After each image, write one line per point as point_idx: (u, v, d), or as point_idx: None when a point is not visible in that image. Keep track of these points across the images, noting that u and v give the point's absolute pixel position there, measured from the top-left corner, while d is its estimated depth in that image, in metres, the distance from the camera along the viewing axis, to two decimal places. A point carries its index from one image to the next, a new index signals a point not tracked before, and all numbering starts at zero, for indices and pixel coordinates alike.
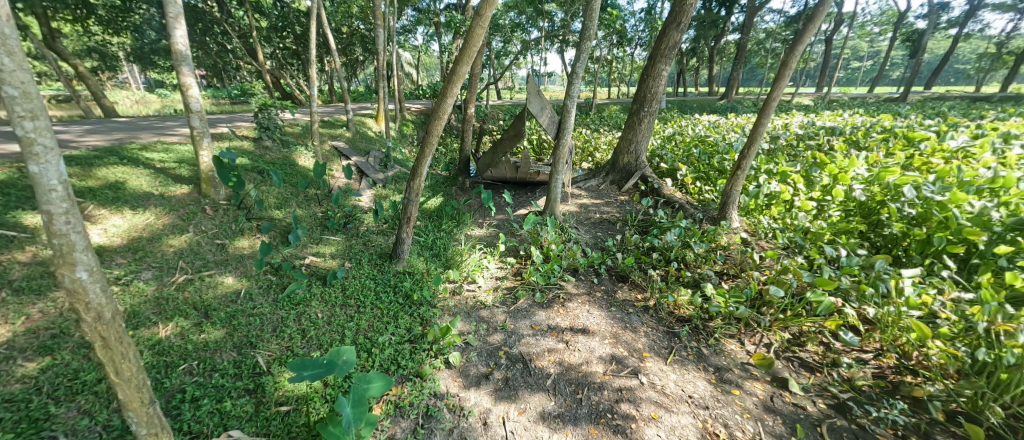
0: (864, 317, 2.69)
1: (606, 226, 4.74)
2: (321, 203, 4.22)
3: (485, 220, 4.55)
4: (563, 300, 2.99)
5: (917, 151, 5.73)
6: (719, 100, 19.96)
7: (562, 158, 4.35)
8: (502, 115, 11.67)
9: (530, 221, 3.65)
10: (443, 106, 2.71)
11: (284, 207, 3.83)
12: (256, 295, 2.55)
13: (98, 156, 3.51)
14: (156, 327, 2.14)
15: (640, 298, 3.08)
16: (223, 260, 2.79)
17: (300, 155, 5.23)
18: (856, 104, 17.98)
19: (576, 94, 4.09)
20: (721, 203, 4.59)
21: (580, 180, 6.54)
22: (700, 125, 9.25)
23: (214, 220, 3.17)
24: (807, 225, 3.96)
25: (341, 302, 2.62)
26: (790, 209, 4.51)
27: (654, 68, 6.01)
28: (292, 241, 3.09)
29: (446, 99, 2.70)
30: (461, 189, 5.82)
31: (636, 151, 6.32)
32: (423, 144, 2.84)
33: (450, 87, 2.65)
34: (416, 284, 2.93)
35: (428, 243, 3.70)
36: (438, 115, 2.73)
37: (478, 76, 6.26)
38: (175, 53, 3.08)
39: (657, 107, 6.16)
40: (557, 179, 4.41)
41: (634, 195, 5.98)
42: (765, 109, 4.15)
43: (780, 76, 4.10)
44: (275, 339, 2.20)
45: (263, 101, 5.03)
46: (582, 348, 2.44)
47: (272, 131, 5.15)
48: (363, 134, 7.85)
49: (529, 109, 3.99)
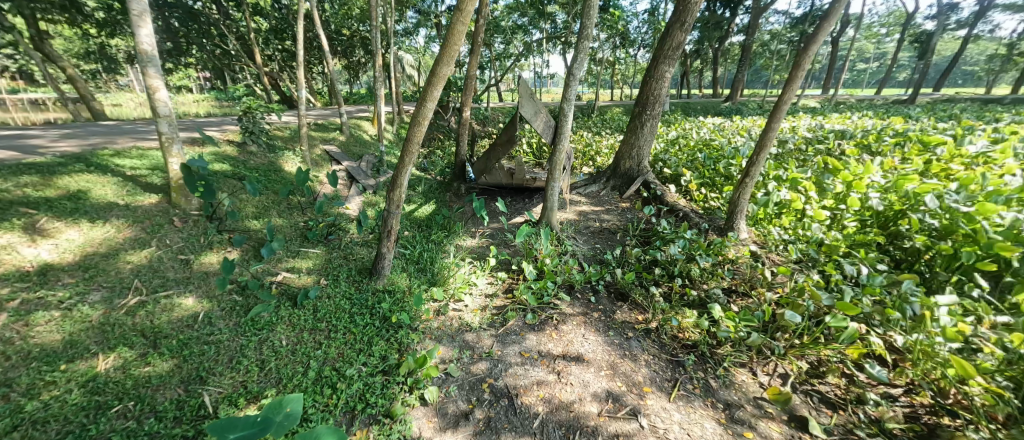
0: (891, 345, 2.42)
1: (606, 236, 4.49)
2: (304, 212, 4.00)
3: (478, 229, 4.31)
4: (556, 322, 2.73)
5: (934, 156, 5.44)
6: (723, 102, 19.68)
7: (559, 165, 4.11)
8: (503, 118, 11.45)
9: (523, 233, 3.39)
10: (424, 110, 2.45)
11: (263, 217, 3.61)
12: (216, 319, 2.32)
13: (63, 163, 3.30)
14: (95, 359, 1.92)
15: (641, 319, 2.82)
16: (185, 278, 2.56)
17: (287, 160, 5.02)
18: (863, 106, 17.66)
19: (573, 97, 3.84)
20: (729, 212, 4.32)
21: (579, 185, 6.30)
22: (705, 128, 9.00)
23: (180, 233, 2.94)
24: (821, 236, 3.71)
25: (310, 326, 2.39)
26: (802, 218, 4.23)
27: (658, 69, 5.75)
28: (264, 256, 2.87)
29: (427, 102, 2.45)
30: (456, 195, 5.60)
31: (638, 155, 6.07)
32: (403, 152, 2.57)
33: (432, 90, 2.40)
34: (396, 304, 2.68)
35: (414, 257, 3.46)
36: (419, 120, 2.48)
37: (475, 78, 6.03)
38: (140, 54, 2.86)
39: (661, 109, 5.91)
40: (554, 186, 4.17)
41: (636, 202, 5.72)
42: (777, 113, 3.87)
43: (793, 77, 3.81)
44: (229, 372, 1.97)
45: (247, 104, 4.82)
46: (575, 382, 2.19)
47: (257, 135, 4.95)
48: (358, 137, 7.63)
49: (523, 114, 3.75)
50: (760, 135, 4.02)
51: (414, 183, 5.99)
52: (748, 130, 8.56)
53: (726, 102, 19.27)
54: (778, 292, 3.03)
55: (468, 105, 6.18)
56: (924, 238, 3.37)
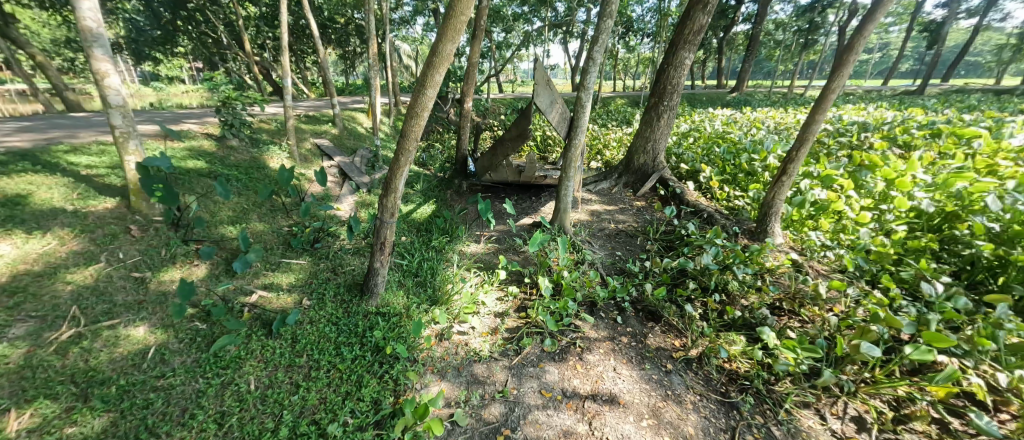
0: (988, 383, 2.01)
1: (624, 240, 4.10)
2: (290, 215, 3.58)
3: (484, 233, 3.91)
4: (580, 351, 2.34)
5: (973, 151, 5.03)
6: (729, 93, 19.15)
7: (574, 163, 3.68)
8: (504, 110, 10.97)
9: (537, 241, 2.99)
10: (423, 98, 1.97)
11: (240, 223, 3.18)
12: (170, 355, 1.90)
13: (4, 162, 2.85)
14: (6, 417, 1.52)
15: (678, 345, 2.42)
16: (137, 302, 2.13)
17: (273, 156, 4.58)
18: (873, 97, 17.18)
19: (592, 85, 3.35)
20: (760, 214, 3.91)
21: (589, 182, 5.88)
22: (717, 120, 8.56)
23: (138, 244, 2.51)
24: (869, 243, 3.31)
25: (287, 361, 1.97)
26: (842, 220, 3.82)
27: (676, 56, 5.28)
28: (236, 272, 2.45)
29: (426, 89, 1.98)
30: (459, 195, 5.20)
31: (654, 150, 5.63)
32: (399, 149, 2.08)
33: (434, 73, 1.92)
34: (392, 330, 2.26)
35: (413, 268, 3.04)
36: (417, 111, 2.00)
37: (477, 67, 5.55)
38: (82, 31, 2.39)
39: (678, 100, 5.45)
40: (568, 186, 3.75)
41: (652, 201, 5.30)
42: (821, 105, 3.42)
43: (843, 62, 3.31)
44: (180, 433, 1.58)
45: (226, 94, 4.33)
46: (611, 436, 1.81)
47: (238, 128, 4.48)
48: (352, 130, 7.16)
49: (535, 104, 3.29)
50: (801, 129, 3.57)
51: (412, 180, 5.56)
52: (762, 123, 8.12)
53: (731, 93, 18.75)
54: (834, 310, 2.63)
55: (470, 97, 5.71)
56: (991, 246, 2.97)
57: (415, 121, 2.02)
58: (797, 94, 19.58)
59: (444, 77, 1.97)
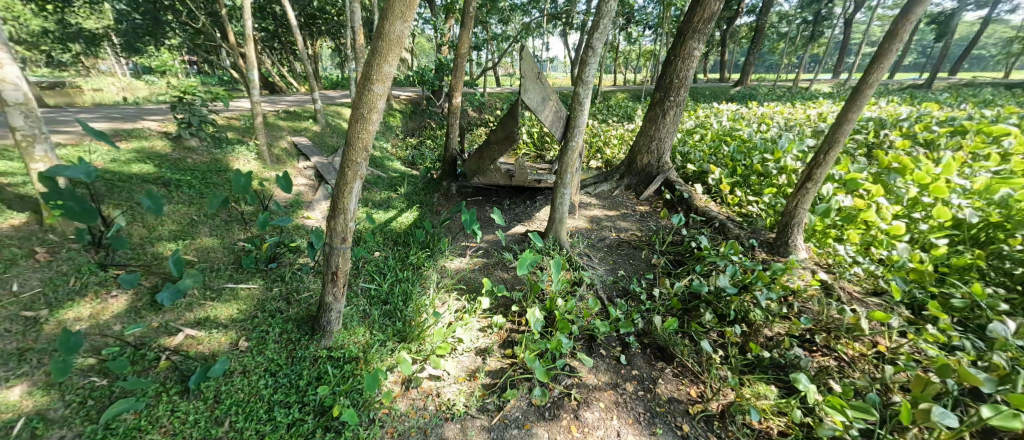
0: None
1: (626, 252, 3.68)
2: (247, 227, 3.15)
3: (470, 246, 3.49)
4: (577, 405, 1.95)
5: (1006, 150, 4.60)
6: (731, 87, 18.65)
7: (570, 167, 3.24)
8: (499, 104, 10.49)
9: (526, 262, 2.57)
10: (369, 95, 1.53)
11: (184, 241, 2.75)
12: (46, 428, 1.49)
13: None
14: None
15: (694, 396, 2.03)
16: (19, 352, 1.72)
17: (238, 158, 4.15)
18: (879, 91, 16.68)
19: (590, 79, 2.89)
20: (781, 224, 3.46)
21: (588, 184, 5.43)
22: (722, 116, 8.11)
23: (41, 272, 2.08)
24: (907, 261, 2.88)
25: (202, 433, 1.57)
26: (871, 232, 3.40)
27: (685, 46, 4.80)
28: (161, 304, 2.03)
29: (375, 85, 1.53)
30: (446, 199, 4.78)
31: (658, 149, 5.18)
32: (344, 160, 1.64)
33: (381, 64, 1.48)
34: (344, 382, 1.84)
35: (383, 293, 2.61)
36: (364, 113, 1.55)
37: (466, 58, 5.08)
38: None
39: (685, 95, 4.99)
40: (564, 193, 3.32)
41: (657, 206, 4.86)
42: (854, 102, 2.95)
43: (883, 52, 2.82)
44: None
45: (181, 88, 3.86)
46: None
47: (197, 126, 4.02)
48: (334, 126, 6.70)
49: (525, 102, 2.83)
50: (829, 130, 3.11)
51: (396, 183, 5.12)
52: (770, 118, 7.67)
53: (735, 87, 18.22)
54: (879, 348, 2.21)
55: (459, 91, 5.26)
56: None
57: (361, 124, 1.57)
58: (802, 88, 19.11)
59: (397, 68, 1.53)
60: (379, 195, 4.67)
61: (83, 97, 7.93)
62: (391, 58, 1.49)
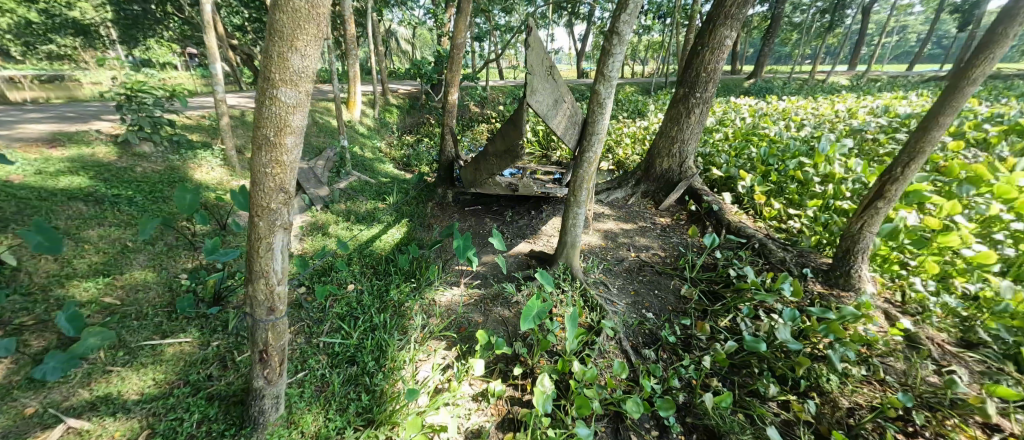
0: None
1: (650, 280, 3.11)
2: (196, 255, 2.60)
3: (465, 274, 2.96)
4: None
5: None
6: (745, 79, 17.76)
7: (588, 183, 2.66)
8: (502, 98, 9.86)
9: (533, 314, 2.00)
10: (276, 108, 1.10)
11: (107, 278, 2.22)
12: None
13: None
14: None
15: None
16: None
17: (201, 165, 3.60)
18: (901, 84, 15.77)
19: (614, 75, 2.29)
20: (839, 250, 2.87)
21: (600, 191, 4.85)
22: (743, 111, 7.47)
23: None
24: (1013, 307, 2.29)
25: None
26: (952, 261, 2.80)
27: (714, 34, 4.15)
28: (53, 373, 1.55)
29: (281, 88, 1.09)
30: (441, 210, 4.23)
31: (681, 153, 4.56)
32: (254, 206, 1.19)
33: (285, 54, 1.05)
34: None
35: (351, 349, 2.06)
36: (273, 138, 1.12)
37: (464, 47, 4.46)
38: None
39: (714, 90, 4.36)
40: (579, 214, 2.74)
41: (679, 218, 4.27)
42: (949, 101, 2.35)
43: (996, 38, 2.20)
44: None
45: (128, 85, 3.29)
46: None
47: (150, 129, 3.46)
48: (322, 124, 6.15)
49: (530, 105, 2.25)
50: (912, 137, 2.51)
51: (385, 190, 4.59)
52: (795, 114, 7.01)
53: (748, 79, 17.38)
54: None
55: (456, 87, 4.68)
56: None
57: (275, 142, 1.13)
58: (818, 80, 18.33)
59: (313, 59, 1.10)
60: (364, 206, 4.13)
61: (82, 92, 7.50)
62: (302, 42, 1.07)
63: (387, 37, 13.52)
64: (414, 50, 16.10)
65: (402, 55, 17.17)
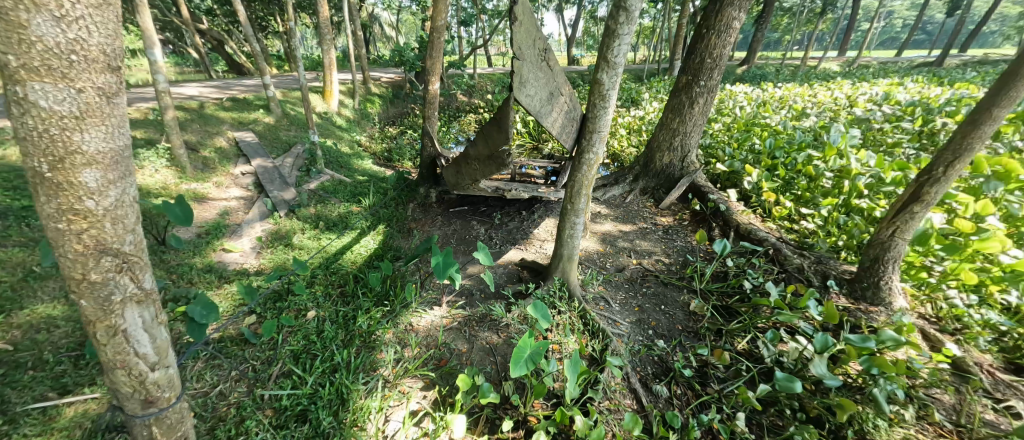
0: None
1: (655, 293, 2.77)
2: None
3: (447, 291, 2.60)
4: None
5: None
6: (738, 66, 17.44)
7: (587, 187, 2.29)
8: (491, 86, 9.36)
9: (524, 358, 1.64)
10: (44, 136, 0.88)
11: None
12: None
13: None
14: None
15: None
16: None
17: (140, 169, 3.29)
18: (894, 70, 15.59)
19: (619, 60, 1.91)
20: (866, 259, 2.56)
21: (596, 188, 4.48)
22: (742, 98, 7.13)
23: None
24: None
25: None
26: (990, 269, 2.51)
27: (722, 16, 3.77)
28: None
29: (35, 94, 0.85)
30: (423, 212, 3.83)
31: (683, 147, 4.21)
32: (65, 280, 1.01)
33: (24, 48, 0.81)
34: None
35: (306, 402, 1.70)
36: (50, 178, 0.91)
37: (444, 30, 4.00)
38: None
39: (720, 78, 3.99)
40: (577, 223, 2.38)
41: (682, 218, 3.94)
42: (1005, 90, 2.01)
43: None
44: None
45: None
46: None
47: None
48: (293, 116, 5.65)
49: (519, 100, 1.85)
50: (959, 131, 2.18)
51: (361, 190, 4.16)
52: (795, 102, 6.68)
53: (741, 66, 17.05)
54: None
55: (437, 75, 4.24)
56: None
57: (60, 181, 0.91)
58: (810, 67, 18.10)
59: (72, 49, 0.85)
60: (337, 209, 3.70)
61: None
62: (86, 46, 0.87)
63: (369, 21, 12.80)
64: (399, 36, 15.40)
65: (387, 41, 16.42)
